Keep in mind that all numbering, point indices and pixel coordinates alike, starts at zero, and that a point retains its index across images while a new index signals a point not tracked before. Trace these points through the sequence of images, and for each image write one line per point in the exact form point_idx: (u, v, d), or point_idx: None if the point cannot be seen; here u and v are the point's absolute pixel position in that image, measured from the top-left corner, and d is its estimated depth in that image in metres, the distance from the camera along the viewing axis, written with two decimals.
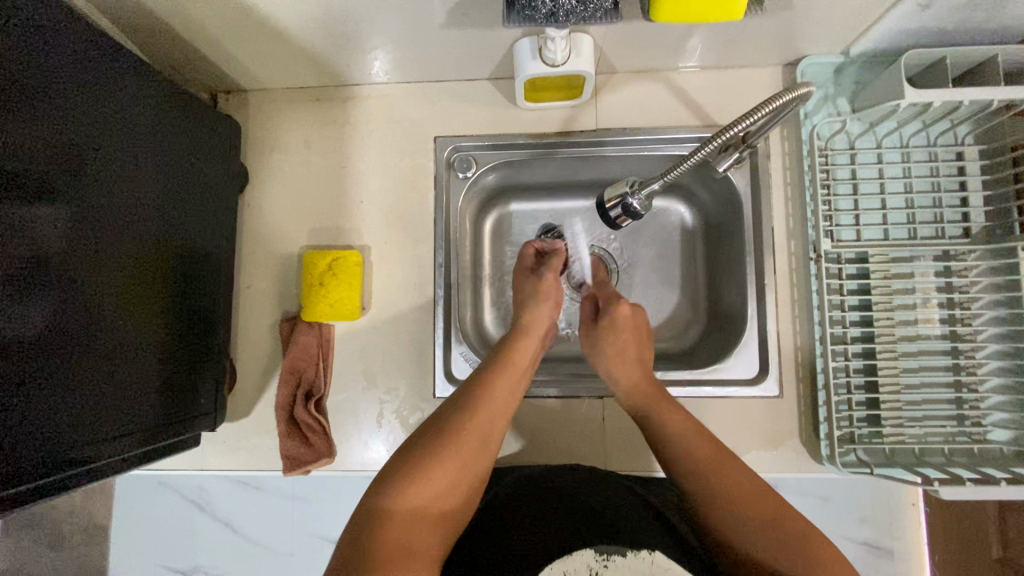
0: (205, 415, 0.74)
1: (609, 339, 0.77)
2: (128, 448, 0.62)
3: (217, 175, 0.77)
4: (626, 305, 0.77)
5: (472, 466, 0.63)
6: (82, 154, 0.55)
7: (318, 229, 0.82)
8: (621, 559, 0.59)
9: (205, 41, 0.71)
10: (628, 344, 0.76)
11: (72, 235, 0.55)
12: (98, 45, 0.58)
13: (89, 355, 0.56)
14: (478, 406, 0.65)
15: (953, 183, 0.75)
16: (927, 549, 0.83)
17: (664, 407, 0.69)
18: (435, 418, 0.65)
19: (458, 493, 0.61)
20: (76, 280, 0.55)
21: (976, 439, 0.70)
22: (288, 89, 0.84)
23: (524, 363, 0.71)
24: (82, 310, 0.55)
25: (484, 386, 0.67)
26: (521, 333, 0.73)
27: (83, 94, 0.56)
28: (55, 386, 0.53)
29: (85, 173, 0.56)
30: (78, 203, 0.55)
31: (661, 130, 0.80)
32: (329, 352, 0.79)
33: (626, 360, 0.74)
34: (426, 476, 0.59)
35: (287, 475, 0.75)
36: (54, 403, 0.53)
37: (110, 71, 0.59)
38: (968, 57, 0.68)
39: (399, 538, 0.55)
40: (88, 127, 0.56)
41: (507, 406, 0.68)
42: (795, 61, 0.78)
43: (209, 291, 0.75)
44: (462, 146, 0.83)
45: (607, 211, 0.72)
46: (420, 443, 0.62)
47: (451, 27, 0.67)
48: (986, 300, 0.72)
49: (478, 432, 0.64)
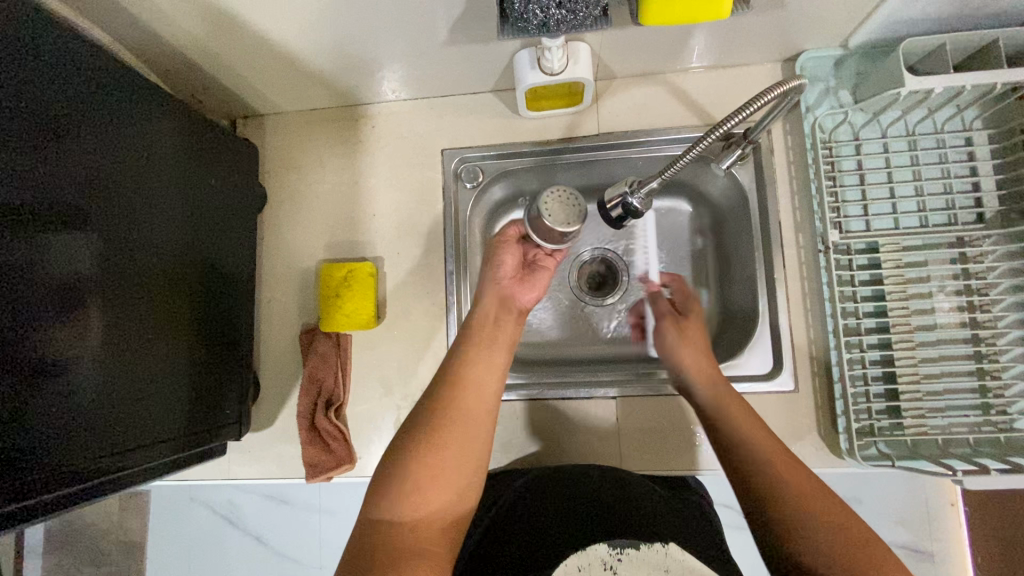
0: (231, 423, 0.77)
1: (683, 335, 0.78)
2: (161, 455, 0.65)
3: (237, 193, 0.80)
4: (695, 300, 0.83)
5: (462, 455, 0.62)
6: (109, 183, 0.59)
7: (334, 243, 0.85)
8: (637, 551, 0.57)
9: (222, 70, 0.75)
10: (698, 352, 0.75)
11: (104, 258, 0.58)
12: (121, 83, 0.62)
13: (121, 368, 0.60)
14: (454, 394, 0.66)
15: (964, 169, 0.74)
16: (969, 548, 0.82)
17: (737, 410, 0.68)
18: (414, 412, 0.66)
19: (456, 487, 0.61)
20: (107, 300, 0.58)
21: (1002, 428, 0.69)
22: (301, 111, 0.88)
23: (492, 336, 0.71)
24: (113, 327, 0.59)
25: (451, 371, 0.68)
26: (484, 312, 0.73)
27: (110, 128, 0.60)
28: (87, 400, 0.56)
29: (112, 200, 0.60)
30: (107, 228, 0.59)
31: (663, 131, 0.81)
32: (348, 362, 0.81)
33: (706, 369, 0.72)
34: (413, 475, 0.60)
35: (310, 481, 0.77)
36: (88, 415, 0.56)
37: (132, 106, 0.63)
38: (970, 41, 0.67)
39: (397, 540, 0.57)
40: (113, 157, 0.60)
41: (486, 390, 0.67)
42: (794, 56, 0.79)
43: (231, 305, 0.78)
44: (469, 157, 0.85)
45: (608, 212, 0.72)
46: (402, 441, 0.63)
47: (453, 44, 0.70)
48: (1005, 285, 0.71)
49: (456, 418, 0.64)
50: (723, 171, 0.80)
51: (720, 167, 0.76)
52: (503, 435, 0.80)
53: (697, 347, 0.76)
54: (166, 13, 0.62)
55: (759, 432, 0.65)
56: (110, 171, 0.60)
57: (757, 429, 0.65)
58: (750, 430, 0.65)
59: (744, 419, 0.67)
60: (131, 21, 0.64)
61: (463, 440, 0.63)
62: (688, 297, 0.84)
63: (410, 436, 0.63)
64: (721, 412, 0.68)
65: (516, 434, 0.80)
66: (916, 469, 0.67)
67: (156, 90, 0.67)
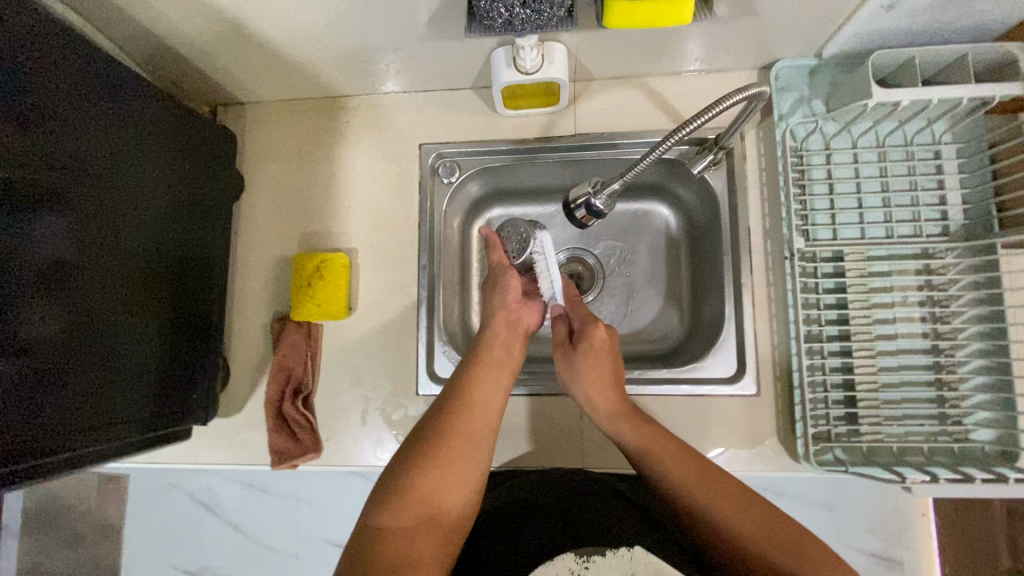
0: (198, 410, 0.77)
1: (587, 361, 0.74)
2: (125, 437, 0.65)
3: (214, 180, 0.81)
4: (603, 330, 0.76)
5: (467, 470, 0.64)
6: (90, 163, 0.60)
7: (308, 233, 0.85)
8: (603, 558, 0.55)
9: (201, 57, 0.75)
10: (601, 365, 0.74)
11: (77, 237, 0.59)
12: (106, 67, 0.63)
13: (93, 348, 0.60)
14: (462, 411, 0.68)
15: (931, 181, 0.75)
16: (938, 558, 0.84)
17: (655, 445, 0.67)
18: (423, 427, 0.68)
19: (459, 496, 0.62)
20: (80, 279, 0.59)
21: (957, 438, 0.70)
22: (281, 101, 0.88)
23: (504, 358, 0.75)
24: (85, 306, 0.60)
25: (463, 387, 0.71)
26: (500, 332, 0.78)
27: (90, 109, 0.61)
28: (48, 378, 0.56)
29: (91, 181, 0.60)
30: (84, 207, 0.60)
31: (638, 134, 0.82)
32: (318, 352, 0.81)
33: (604, 384, 0.73)
34: (412, 484, 0.61)
35: (274, 469, 0.77)
36: (54, 392, 0.56)
37: (114, 90, 0.64)
38: (938, 56, 0.69)
39: (398, 550, 0.56)
40: (94, 138, 0.61)
41: (494, 408, 0.70)
42: (770, 64, 0.79)
43: (204, 293, 0.78)
44: (446, 153, 0.85)
45: (573, 211, 0.73)
46: (406, 455, 0.64)
47: (430, 39, 0.71)
48: (966, 298, 0.72)
49: (463, 432, 0.66)
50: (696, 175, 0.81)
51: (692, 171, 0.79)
52: None
53: (601, 365, 0.74)
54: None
55: (676, 455, 0.65)
56: (83, 152, 0.60)
57: (676, 458, 0.65)
58: (677, 470, 0.64)
59: (669, 454, 0.65)
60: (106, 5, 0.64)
61: (467, 456, 0.65)
62: (587, 320, 0.78)
63: (420, 447, 0.64)
64: (649, 453, 0.66)
65: None
66: (872, 476, 0.68)
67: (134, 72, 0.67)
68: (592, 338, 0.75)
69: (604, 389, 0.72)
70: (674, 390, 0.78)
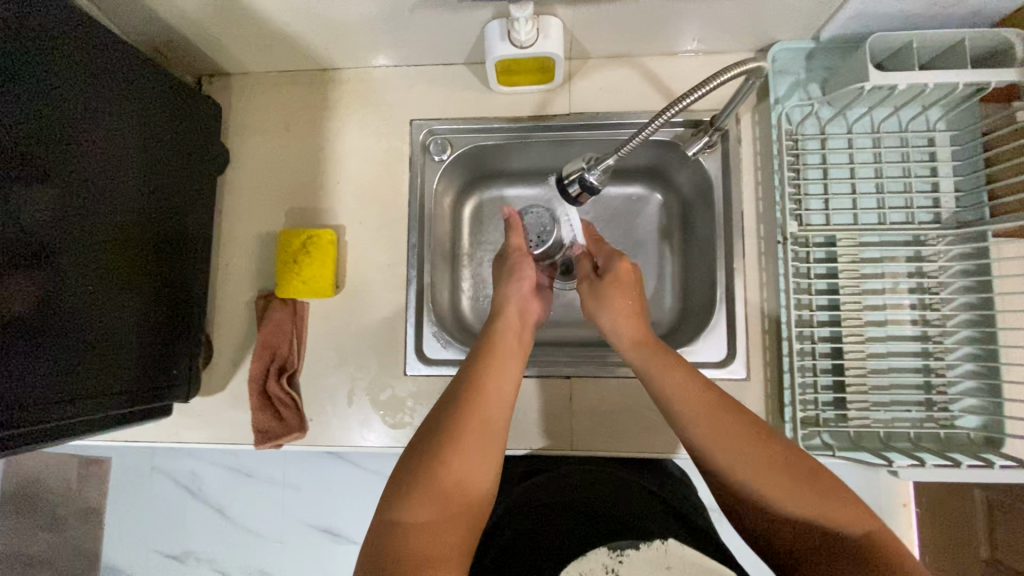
0: (180, 386, 0.75)
1: (617, 290, 0.75)
2: (101, 411, 0.63)
3: (197, 150, 0.78)
4: (626, 262, 0.78)
5: (485, 458, 0.63)
6: (60, 125, 0.58)
7: (294, 209, 0.82)
8: (637, 552, 0.56)
9: (185, 23, 0.73)
10: (626, 301, 0.75)
11: (46, 200, 0.56)
12: (79, 23, 0.60)
13: (67, 318, 0.58)
14: (475, 400, 0.66)
15: (924, 168, 0.75)
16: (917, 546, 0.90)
17: (676, 376, 0.65)
18: (437, 418, 0.65)
19: (480, 486, 0.61)
20: (52, 244, 0.57)
21: (942, 423, 0.71)
22: (267, 72, 0.85)
23: (516, 343, 0.73)
24: (58, 274, 0.57)
25: (474, 377, 0.68)
26: (510, 319, 0.76)
27: (59, 67, 0.58)
28: (21, 345, 0.54)
29: (61, 143, 0.58)
30: (51, 169, 0.57)
31: (634, 116, 0.81)
32: (303, 330, 0.80)
33: (629, 312, 0.73)
34: (431, 476, 0.59)
35: (257, 448, 0.76)
36: (26, 361, 0.54)
37: (88, 49, 0.61)
38: (935, 40, 0.68)
39: (422, 543, 0.55)
40: (64, 98, 0.58)
41: (506, 396, 0.68)
42: (768, 46, 0.78)
43: (186, 266, 0.76)
44: (438, 130, 0.83)
45: (565, 187, 0.70)
46: (421, 447, 0.62)
47: (423, 9, 0.69)
48: (956, 286, 0.73)
49: (479, 422, 0.64)
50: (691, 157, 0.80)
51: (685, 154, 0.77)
52: None
53: (626, 297, 0.75)
54: None
55: (715, 426, 0.61)
56: (54, 111, 0.57)
57: (698, 406, 0.62)
58: (681, 390, 0.64)
59: (701, 413, 0.62)
60: None
61: (483, 445, 0.63)
62: (612, 254, 0.79)
63: (437, 440, 0.62)
64: (674, 415, 0.64)
65: None
66: (857, 461, 0.69)
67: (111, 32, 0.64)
68: (618, 270, 0.76)
69: (626, 295, 0.75)
70: None
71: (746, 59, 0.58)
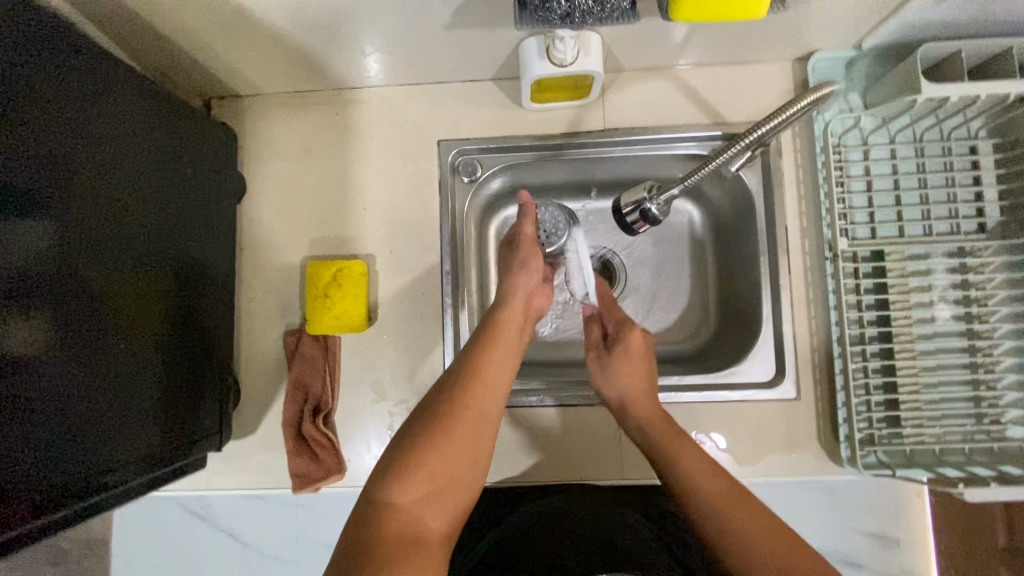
0: (208, 436, 0.71)
1: (621, 366, 0.72)
2: (132, 475, 0.59)
3: (212, 183, 0.73)
4: (638, 334, 0.74)
5: (477, 449, 0.59)
6: (76, 168, 0.53)
7: (321, 239, 0.79)
8: None
9: (198, 47, 0.68)
10: (638, 374, 0.71)
11: (65, 250, 0.52)
12: (90, 53, 0.55)
13: (90, 374, 0.54)
14: (472, 385, 0.62)
15: (967, 178, 0.74)
16: None
17: (680, 446, 0.64)
18: (430, 399, 0.61)
19: (464, 480, 0.58)
20: (72, 298, 0.52)
21: (994, 437, 0.70)
22: (284, 94, 0.81)
23: (514, 337, 0.68)
24: (80, 329, 0.53)
25: (472, 361, 0.64)
26: (510, 307, 0.70)
27: (72, 103, 0.53)
28: (52, 411, 0.50)
29: (77, 188, 0.53)
30: (69, 216, 0.52)
31: (671, 129, 0.78)
32: (335, 367, 0.76)
33: (642, 389, 0.69)
34: (421, 460, 0.55)
35: (296, 493, 0.73)
36: (51, 427, 0.50)
37: (98, 82, 0.56)
38: (983, 49, 0.66)
39: (402, 529, 0.52)
40: (79, 137, 0.53)
41: (503, 386, 0.64)
42: (806, 56, 0.77)
43: (207, 306, 0.72)
44: (468, 150, 0.80)
45: (624, 216, 0.72)
46: (414, 430, 0.58)
47: (456, 28, 0.65)
48: (1003, 296, 0.71)
49: (475, 411, 0.60)
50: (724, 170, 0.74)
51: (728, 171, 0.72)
52: (501, 443, 0.77)
53: (632, 368, 0.71)
54: None
55: (704, 470, 0.62)
56: (73, 157, 0.53)
57: (708, 475, 0.61)
58: (694, 464, 0.62)
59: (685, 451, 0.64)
60: None
61: (477, 434, 0.59)
62: (623, 324, 0.76)
63: (429, 423, 0.58)
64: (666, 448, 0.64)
65: (514, 442, 0.77)
66: (912, 478, 0.69)
67: (125, 65, 0.60)
68: (630, 342, 0.73)
69: (639, 374, 0.71)
70: (712, 396, 0.76)
71: (829, 82, 0.57)
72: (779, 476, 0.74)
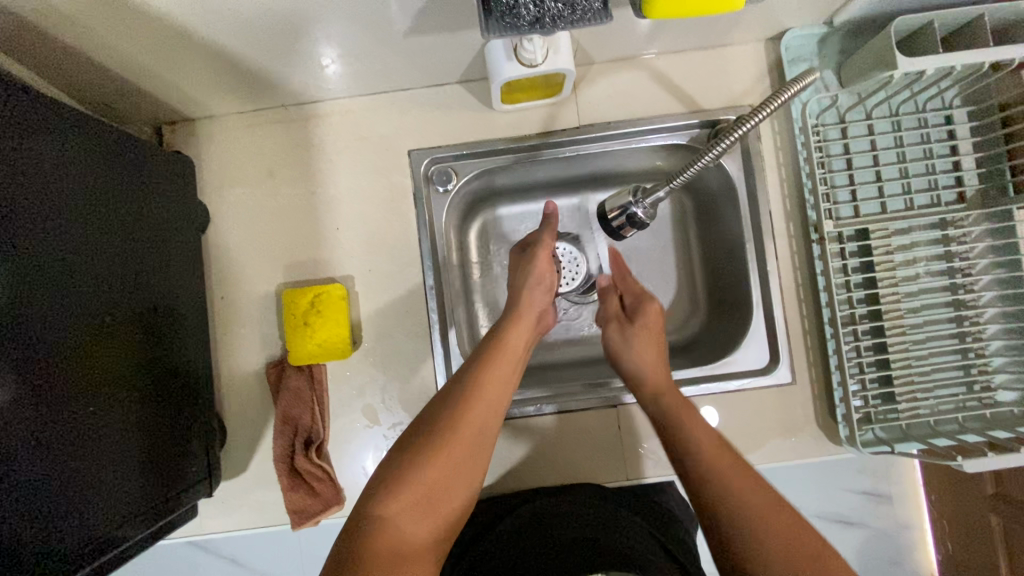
0: (197, 483, 0.68)
1: (644, 336, 0.70)
2: (122, 536, 0.56)
3: (172, 215, 0.69)
4: (659, 308, 0.72)
5: (474, 464, 0.56)
6: (25, 217, 0.48)
7: (296, 264, 0.76)
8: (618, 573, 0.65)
9: (141, 74, 0.63)
10: (654, 346, 0.69)
11: (25, 308, 0.47)
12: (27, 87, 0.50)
13: (66, 435, 0.50)
14: (471, 399, 0.58)
15: (944, 148, 0.74)
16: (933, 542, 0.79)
17: (692, 419, 0.61)
18: (429, 412, 0.58)
19: (459, 492, 0.54)
20: (40, 356, 0.48)
21: (986, 403, 0.71)
22: (240, 113, 0.77)
23: (517, 355, 0.64)
24: (51, 388, 0.49)
25: (474, 378, 0.60)
26: (514, 321, 0.66)
27: (15, 145, 0.48)
28: (29, 471, 0.46)
29: (30, 239, 0.49)
30: (25, 270, 0.48)
31: (647, 120, 0.76)
32: (324, 396, 0.74)
33: (659, 360, 0.68)
34: (416, 473, 0.52)
35: (295, 529, 0.71)
36: (28, 497, 0.46)
37: (42, 119, 0.51)
38: (957, 17, 0.65)
39: (392, 541, 0.49)
40: (27, 182, 0.49)
41: (501, 402, 0.60)
42: (778, 35, 0.75)
43: (182, 346, 0.68)
44: (441, 158, 0.77)
45: (609, 221, 0.71)
46: (410, 443, 0.55)
47: (417, 34, 0.61)
48: (985, 263, 0.72)
49: (474, 426, 0.57)
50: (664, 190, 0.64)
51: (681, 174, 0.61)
52: (501, 455, 0.75)
53: (656, 352, 0.69)
54: (70, 17, 0.50)
55: (711, 437, 0.59)
56: (17, 214, 0.48)
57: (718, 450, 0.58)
58: (701, 438, 0.59)
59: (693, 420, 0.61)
60: (22, 28, 0.51)
61: (473, 447, 0.56)
62: (641, 296, 0.74)
63: (426, 437, 0.55)
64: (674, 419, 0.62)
65: (514, 452, 0.76)
66: (909, 452, 0.69)
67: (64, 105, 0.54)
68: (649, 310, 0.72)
69: (654, 346, 0.69)
70: (709, 389, 0.75)
71: (813, 70, 0.56)
72: (781, 461, 0.75)
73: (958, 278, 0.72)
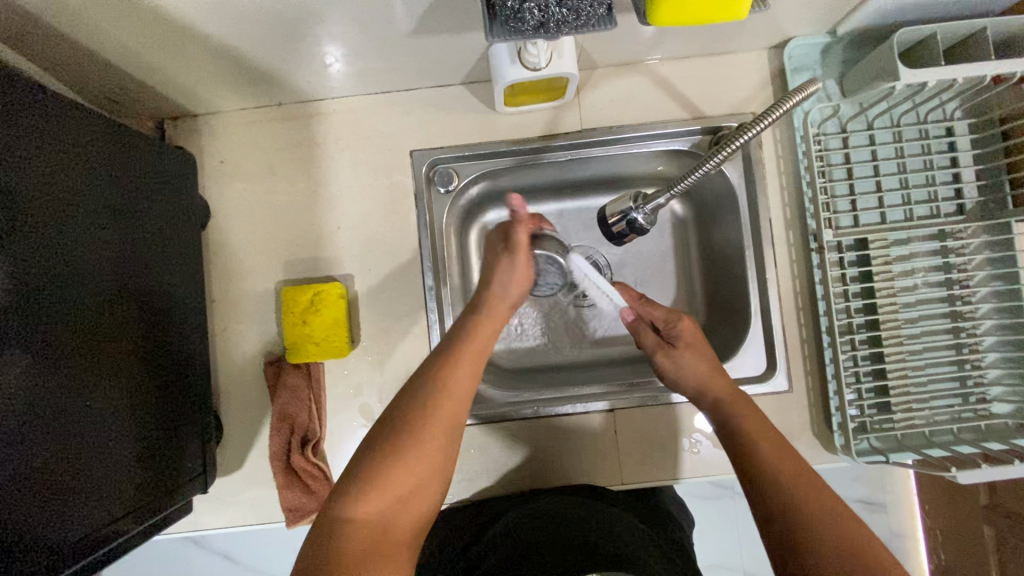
0: (194, 478, 0.68)
1: (687, 351, 0.69)
2: (118, 530, 0.56)
3: (174, 210, 0.69)
4: (688, 321, 0.71)
5: (439, 459, 0.54)
6: (32, 212, 0.49)
7: (295, 261, 0.76)
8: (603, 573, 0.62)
9: (147, 70, 0.63)
10: (703, 360, 0.68)
11: (28, 302, 0.48)
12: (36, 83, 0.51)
13: (67, 426, 0.50)
14: (433, 397, 0.56)
15: (944, 159, 0.74)
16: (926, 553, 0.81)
17: (754, 423, 0.61)
18: (395, 410, 0.56)
19: (431, 489, 0.54)
20: (43, 350, 0.49)
21: (981, 414, 0.71)
22: (243, 109, 0.77)
23: (479, 348, 0.61)
24: (53, 381, 0.49)
25: (434, 376, 0.57)
26: (480, 319, 0.63)
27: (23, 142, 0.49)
28: (30, 462, 0.47)
29: (35, 233, 0.49)
30: (29, 265, 0.48)
31: (649, 126, 0.76)
32: (321, 395, 0.74)
33: (709, 373, 0.66)
34: (385, 473, 0.51)
35: (290, 527, 0.72)
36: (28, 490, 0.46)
37: (50, 116, 0.52)
38: (959, 30, 0.65)
39: (368, 538, 0.49)
40: (33, 178, 0.49)
41: (464, 397, 0.58)
42: (782, 43, 0.75)
43: (182, 341, 0.68)
44: (442, 159, 0.77)
45: (610, 227, 0.71)
46: (376, 440, 0.54)
47: (421, 36, 0.61)
48: (983, 276, 0.72)
49: (438, 423, 0.55)
50: (668, 195, 0.64)
51: (681, 181, 0.61)
52: (498, 457, 0.76)
53: (703, 361, 0.67)
54: (75, 12, 0.50)
55: (773, 445, 0.59)
56: (20, 207, 0.48)
57: (778, 452, 0.58)
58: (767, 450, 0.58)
59: (764, 434, 0.60)
60: (29, 22, 0.51)
61: (436, 444, 0.54)
62: (672, 316, 0.71)
63: (393, 438, 0.53)
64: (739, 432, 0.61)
65: (510, 454, 0.76)
66: (903, 462, 0.70)
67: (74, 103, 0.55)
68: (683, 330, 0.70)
69: (706, 361, 0.67)
70: None
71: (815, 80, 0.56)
72: None
73: (956, 289, 0.72)
